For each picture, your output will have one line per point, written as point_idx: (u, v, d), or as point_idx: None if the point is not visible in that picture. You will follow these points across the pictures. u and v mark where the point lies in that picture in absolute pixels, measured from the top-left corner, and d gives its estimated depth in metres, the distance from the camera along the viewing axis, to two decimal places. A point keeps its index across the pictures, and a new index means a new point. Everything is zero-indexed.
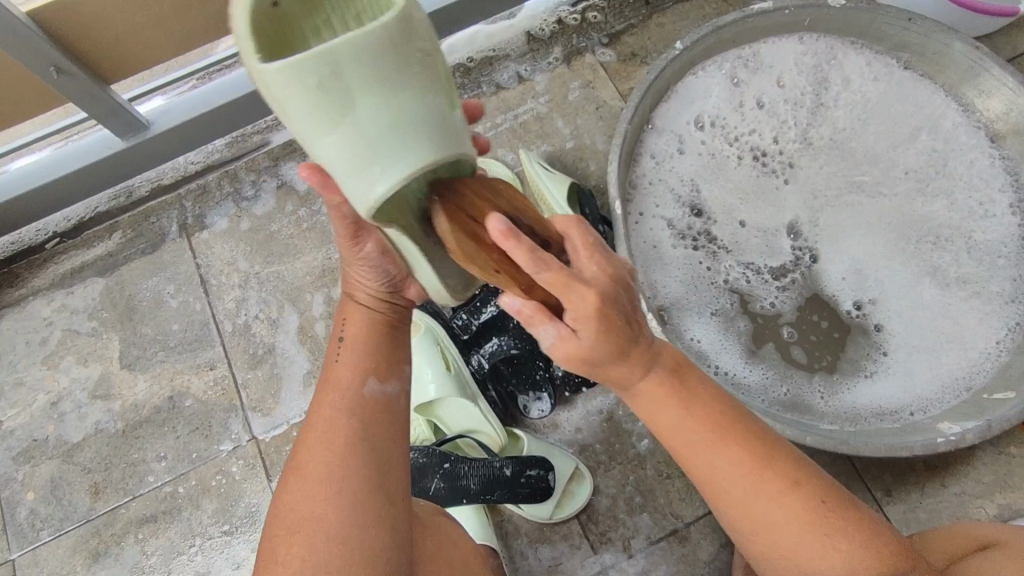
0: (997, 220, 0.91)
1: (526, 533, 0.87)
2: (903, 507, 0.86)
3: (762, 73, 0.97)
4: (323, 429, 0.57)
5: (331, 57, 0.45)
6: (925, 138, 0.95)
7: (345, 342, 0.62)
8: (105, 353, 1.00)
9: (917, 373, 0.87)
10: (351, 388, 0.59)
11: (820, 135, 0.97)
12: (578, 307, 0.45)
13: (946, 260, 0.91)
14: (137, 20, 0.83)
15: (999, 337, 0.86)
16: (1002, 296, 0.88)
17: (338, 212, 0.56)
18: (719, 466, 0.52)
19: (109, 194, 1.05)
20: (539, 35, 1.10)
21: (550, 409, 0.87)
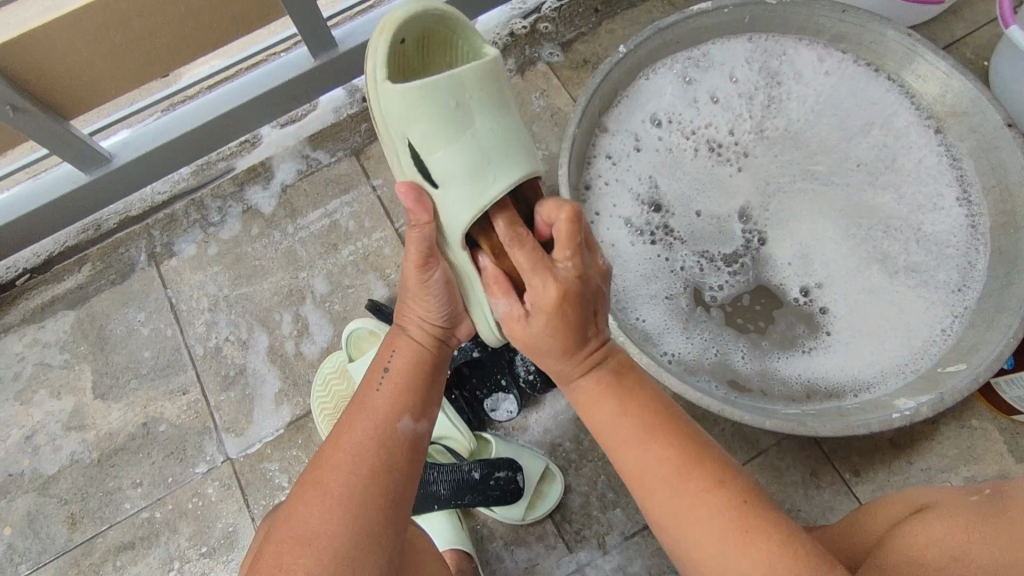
0: (944, 212, 0.93)
1: (501, 536, 0.88)
2: (871, 486, 0.87)
3: (713, 71, 1.00)
4: (344, 453, 0.56)
5: (453, 81, 0.60)
6: (877, 134, 0.97)
7: (391, 371, 0.62)
8: (78, 384, 1.00)
9: (855, 355, 0.89)
10: (387, 421, 0.58)
11: (773, 127, 0.99)
12: (538, 290, 0.56)
13: (896, 249, 0.93)
14: (89, 54, 0.86)
15: (944, 325, 0.88)
16: (948, 284, 0.90)
17: (420, 235, 0.61)
18: (645, 466, 0.54)
19: (77, 227, 1.07)
20: (493, 49, 1.13)
21: (518, 409, 0.89)
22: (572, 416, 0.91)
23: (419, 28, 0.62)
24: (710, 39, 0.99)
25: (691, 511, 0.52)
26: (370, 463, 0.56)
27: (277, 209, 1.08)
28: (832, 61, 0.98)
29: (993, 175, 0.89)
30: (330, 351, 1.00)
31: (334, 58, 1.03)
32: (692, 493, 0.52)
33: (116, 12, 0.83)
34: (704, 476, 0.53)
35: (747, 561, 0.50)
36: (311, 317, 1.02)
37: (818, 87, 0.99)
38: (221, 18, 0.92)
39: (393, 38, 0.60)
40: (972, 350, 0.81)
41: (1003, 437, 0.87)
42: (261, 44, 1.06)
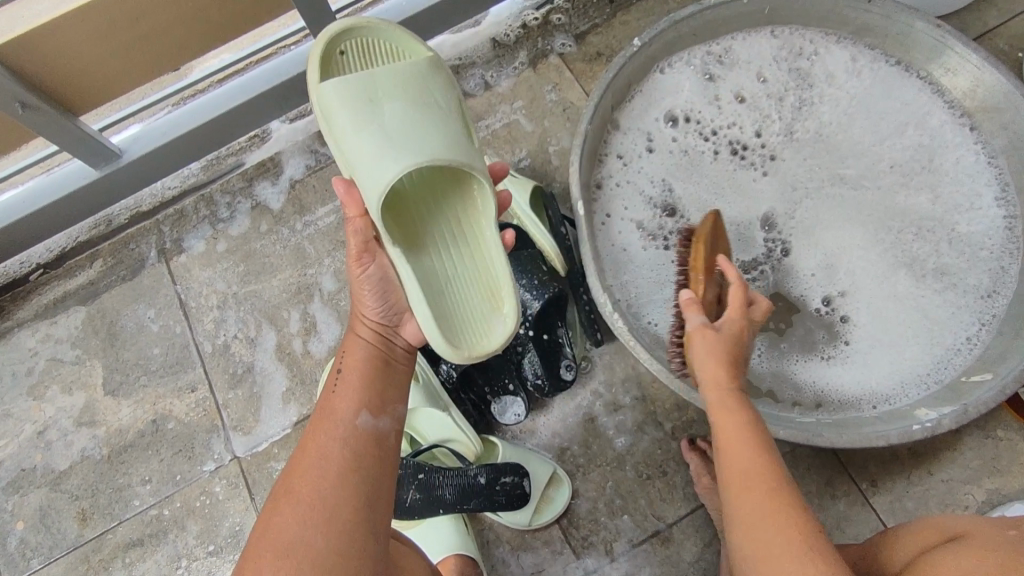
0: (982, 211, 0.89)
1: (507, 540, 0.87)
2: (889, 497, 0.84)
3: (739, 68, 0.96)
4: (310, 455, 0.58)
5: (371, 77, 0.64)
6: (912, 134, 0.93)
7: (344, 374, 0.64)
8: (89, 381, 1.01)
9: (875, 362, 0.86)
10: (345, 420, 0.60)
11: (805, 129, 0.95)
12: (733, 320, 0.64)
13: (926, 251, 0.89)
14: (97, 50, 0.85)
15: (970, 332, 0.85)
16: (979, 288, 0.87)
17: (352, 230, 0.63)
18: (752, 461, 0.57)
19: (88, 223, 1.07)
20: (504, 41, 1.10)
21: (526, 412, 0.87)
22: (580, 419, 0.89)
23: (357, 38, 0.68)
24: (729, 34, 0.96)
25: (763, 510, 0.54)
26: (336, 458, 0.58)
27: (285, 205, 1.07)
28: (865, 62, 0.94)
29: None
30: (336, 349, 0.99)
31: None
32: (758, 498, 0.55)
33: (122, 8, 0.81)
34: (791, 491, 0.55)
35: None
36: (318, 316, 1.01)
37: (853, 90, 0.95)
38: (228, 11, 0.90)
39: (329, 46, 0.67)
40: (999, 359, 0.79)
41: None
42: (273, 36, 1.04)
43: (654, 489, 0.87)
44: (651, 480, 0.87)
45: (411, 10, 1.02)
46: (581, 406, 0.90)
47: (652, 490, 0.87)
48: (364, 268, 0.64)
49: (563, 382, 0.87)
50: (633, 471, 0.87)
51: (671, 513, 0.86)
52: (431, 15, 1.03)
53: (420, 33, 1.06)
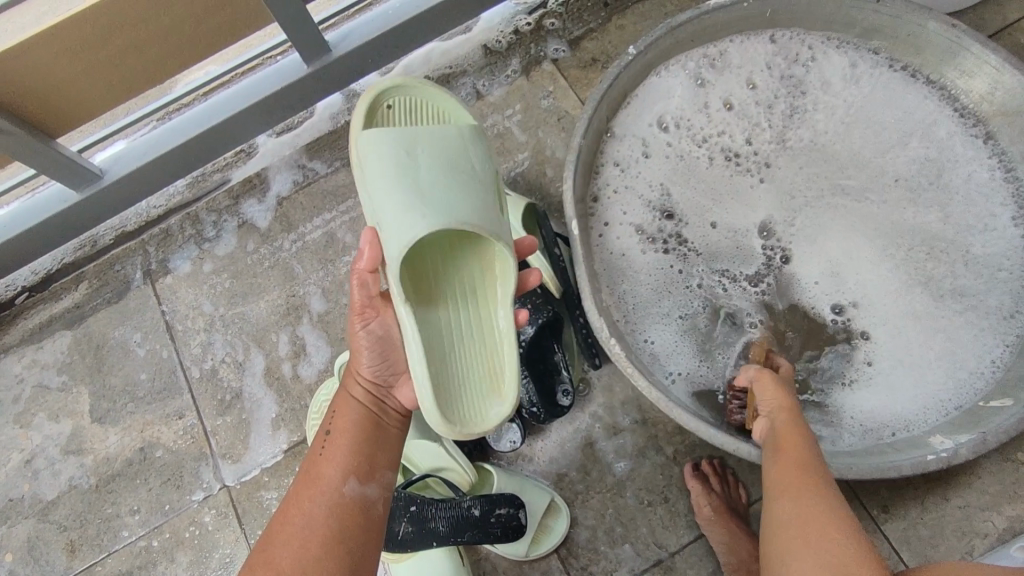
0: (997, 232, 0.85)
1: (504, 571, 0.84)
2: (902, 524, 0.80)
3: (728, 74, 0.92)
4: (296, 520, 0.58)
5: (409, 132, 0.63)
6: (916, 147, 0.89)
7: (333, 437, 0.63)
8: (75, 408, 0.99)
9: (899, 387, 0.82)
10: (331, 488, 0.59)
11: (798, 137, 0.91)
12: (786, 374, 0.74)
13: (942, 271, 0.85)
14: (69, 71, 0.82)
15: (994, 355, 0.81)
16: (1000, 310, 0.83)
17: (361, 285, 0.64)
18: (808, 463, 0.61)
19: (74, 245, 1.05)
20: (496, 48, 1.06)
21: (522, 439, 0.84)
22: (579, 444, 0.86)
23: (410, 95, 0.68)
24: (729, 36, 0.91)
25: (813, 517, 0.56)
26: (321, 525, 0.57)
27: (273, 222, 1.04)
28: (865, 68, 0.90)
29: None
30: (327, 373, 0.96)
31: (327, 65, 0.98)
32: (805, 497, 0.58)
33: (91, 30, 0.78)
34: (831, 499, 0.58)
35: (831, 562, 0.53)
36: (307, 338, 0.98)
37: (850, 97, 0.91)
38: (204, 27, 0.87)
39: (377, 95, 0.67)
40: (1020, 384, 0.75)
41: None
42: (256, 49, 1.01)
43: (656, 517, 0.84)
44: (653, 507, 0.84)
45: (396, 18, 0.98)
46: (579, 431, 0.87)
47: (653, 518, 0.84)
48: (365, 324, 0.65)
49: (559, 407, 0.84)
50: (633, 498, 0.84)
51: (673, 541, 0.83)
52: (419, 24, 0.99)
53: (408, 42, 1.02)
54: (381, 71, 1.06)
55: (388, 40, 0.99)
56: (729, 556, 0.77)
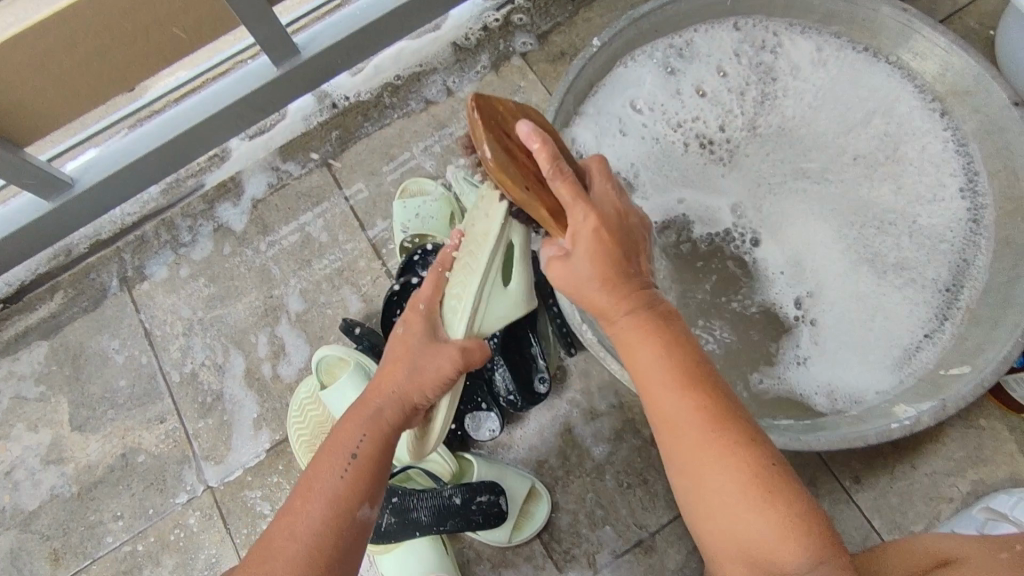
0: (944, 204, 0.87)
1: (488, 558, 0.85)
2: (873, 493, 0.83)
3: (698, 63, 0.94)
4: (293, 544, 0.51)
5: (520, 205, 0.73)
6: (879, 123, 0.91)
7: (357, 458, 0.56)
8: (55, 417, 0.98)
9: (842, 362, 0.85)
10: (348, 509, 0.54)
11: (767, 124, 0.94)
12: (579, 221, 0.57)
13: (887, 245, 0.88)
14: (36, 79, 0.83)
15: (940, 327, 0.84)
16: (939, 282, 0.85)
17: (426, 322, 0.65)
18: (679, 410, 0.52)
19: (48, 254, 1.05)
20: (465, 45, 1.08)
21: (501, 427, 0.85)
22: (557, 431, 0.88)
23: None
24: (693, 26, 0.93)
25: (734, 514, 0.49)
26: (324, 551, 0.51)
27: (249, 225, 1.04)
28: (831, 51, 0.92)
29: (998, 158, 0.83)
30: (307, 372, 0.97)
31: (298, 66, 0.99)
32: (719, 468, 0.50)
33: (59, 37, 0.79)
34: (731, 435, 0.50)
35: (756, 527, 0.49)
36: (286, 338, 0.99)
37: (818, 83, 0.93)
38: (171, 31, 0.87)
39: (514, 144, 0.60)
40: (978, 350, 0.76)
41: (1014, 437, 0.82)
42: (226, 52, 1.02)
43: (635, 498, 0.85)
44: (632, 488, 0.86)
45: (364, 18, 0.99)
46: (557, 418, 0.88)
47: (633, 500, 0.85)
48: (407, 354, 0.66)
49: (535, 396, 0.85)
50: (613, 480, 0.86)
51: (653, 521, 0.84)
52: (386, 24, 1.01)
53: (377, 41, 1.03)
54: (352, 72, 1.08)
55: (358, 40, 1.01)
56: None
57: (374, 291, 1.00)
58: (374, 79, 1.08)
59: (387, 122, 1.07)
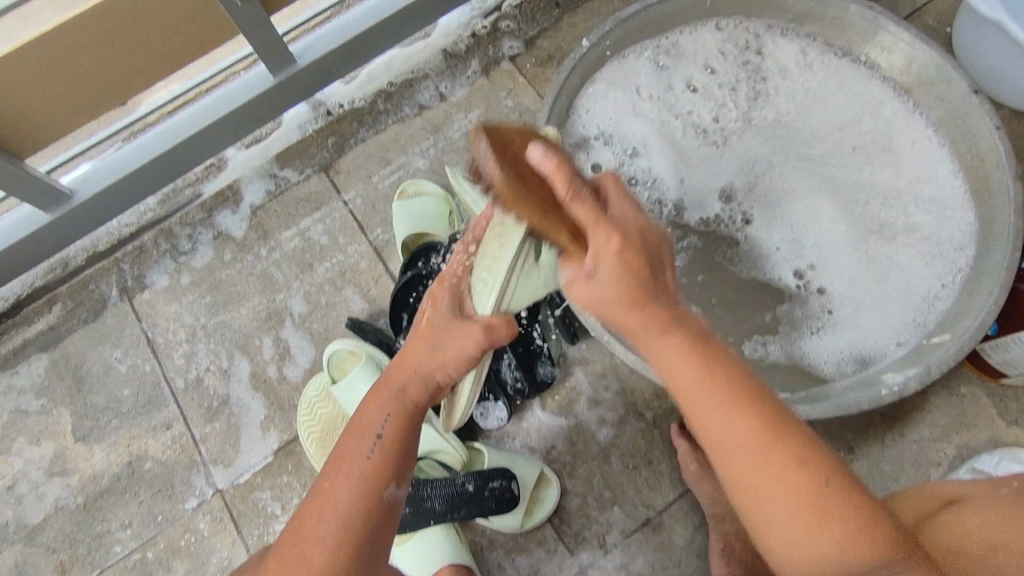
0: (940, 182, 0.91)
1: (501, 545, 0.87)
2: (867, 462, 0.87)
3: (684, 61, 0.99)
4: (323, 527, 0.52)
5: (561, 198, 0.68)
6: (870, 122, 0.95)
7: (381, 437, 0.56)
8: (57, 429, 0.98)
9: (859, 322, 0.89)
10: (374, 488, 0.54)
11: (762, 117, 0.98)
12: (602, 248, 0.51)
13: (893, 215, 0.92)
14: (39, 92, 0.84)
15: (943, 283, 0.87)
16: (952, 243, 0.88)
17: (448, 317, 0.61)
18: (731, 435, 0.49)
19: (44, 267, 1.04)
20: (455, 52, 1.11)
21: (508, 415, 0.88)
22: (563, 417, 0.90)
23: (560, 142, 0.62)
24: (677, 27, 0.98)
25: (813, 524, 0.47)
26: (352, 533, 0.52)
27: (249, 232, 1.06)
28: (814, 55, 0.97)
29: (963, 143, 0.88)
30: (312, 372, 0.98)
31: (294, 75, 1.01)
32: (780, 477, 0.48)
33: (60, 49, 0.80)
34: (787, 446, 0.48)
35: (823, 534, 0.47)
36: (291, 340, 1.00)
37: (804, 84, 0.98)
38: (170, 43, 0.89)
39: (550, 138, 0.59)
40: (956, 319, 0.81)
41: (992, 402, 0.87)
42: (219, 64, 1.01)
43: (641, 479, 0.88)
44: (637, 469, 0.88)
45: (357, 28, 1.02)
46: (562, 405, 0.91)
47: (639, 480, 0.88)
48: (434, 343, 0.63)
49: (541, 382, 0.88)
50: (619, 463, 0.89)
51: (659, 500, 0.87)
52: (379, 33, 1.04)
53: (370, 49, 1.06)
54: (345, 80, 1.10)
55: (351, 48, 1.03)
56: (716, 508, 0.82)
57: (376, 291, 1.02)
58: (369, 87, 1.10)
59: (383, 127, 1.10)
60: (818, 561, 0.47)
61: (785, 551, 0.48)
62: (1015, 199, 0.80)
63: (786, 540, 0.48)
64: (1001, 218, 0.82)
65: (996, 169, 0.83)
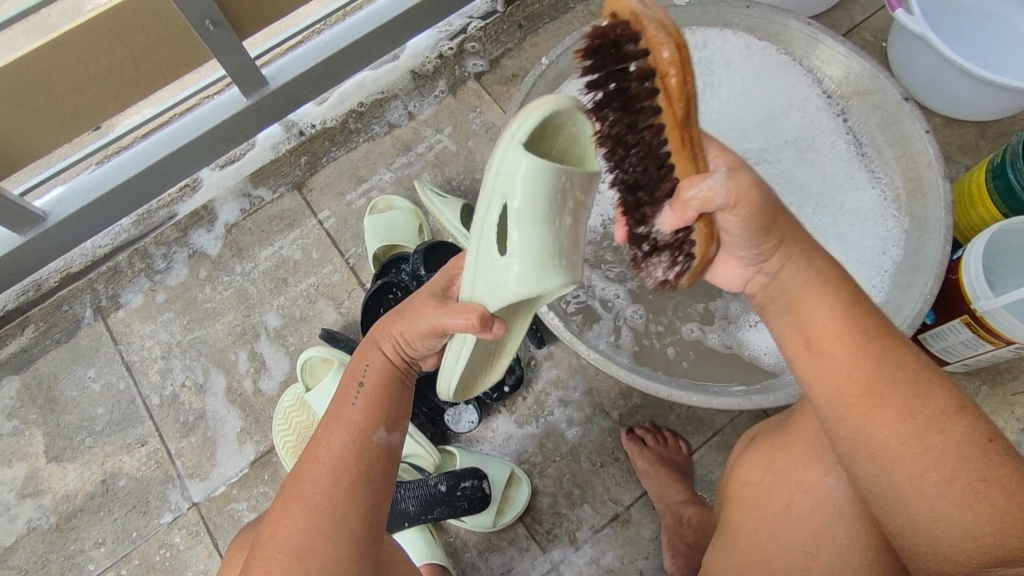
0: (861, 189, 1.00)
1: (474, 545, 0.89)
2: None
3: None
4: (316, 468, 0.53)
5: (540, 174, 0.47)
6: (795, 116, 1.05)
7: (365, 387, 0.57)
8: (29, 450, 0.98)
9: None
10: (363, 431, 0.55)
11: (708, 118, 1.07)
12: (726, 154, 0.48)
13: (826, 222, 1.01)
14: (12, 113, 0.86)
15: (876, 281, 0.94)
16: (874, 249, 0.96)
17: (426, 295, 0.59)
18: (853, 366, 0.48)
19: (17, 290, 1.05)
20: (423, 72, 1.15)
21: (479, 418, 0.91)
22: (532, 419, 0.93)
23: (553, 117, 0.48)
24: None
25: (938, 481, 0.45)
26: (345, 473, 0.52)
27: (223, 249, 1.08)
28: (758, 50, 1.03)
29: (899, 146, 0.94)
30: (287, 384, 1.00)
31: (265, 96, 1.05)
32: (908, 430, 0.46)
33: (33, 73, 0.83)
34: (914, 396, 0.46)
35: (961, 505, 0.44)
36: (266, 353, 1.02)
37: (744, 82, 1.06)
38: (142, 68, 0.92)
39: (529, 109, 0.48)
40: (896, 310, 0.85)
41: None
42: (191, 88, 1.04)
43: (610, 476, 0.90)
44: (605, 467, 0.91)
45: (327, 51, 1.06)
46: (532, 406, 0.93)
47: (607, 478, 0.90)
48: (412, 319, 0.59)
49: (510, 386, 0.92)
50: (588, 461, 0.91)
51: (627, 496, 0.90)
52: (348, 55, 1.08)
53: (340, 70, 1.10)
54: (317, 101, 1.13)
55: (321, 70, 1.07)
56: (660, 503, 0.84)
57: (349, 304, 1.05)
58: (339, 107, 1.14)
59: (354, 145, 1.14)
60: (937, 519, 0.45)
61: (929, 539, 0.45)
62: (945, 197, 0.86)
63: (913, 492, 0.46)
64: (932, 214, 0.87)
65: (927, 170, 0.89)
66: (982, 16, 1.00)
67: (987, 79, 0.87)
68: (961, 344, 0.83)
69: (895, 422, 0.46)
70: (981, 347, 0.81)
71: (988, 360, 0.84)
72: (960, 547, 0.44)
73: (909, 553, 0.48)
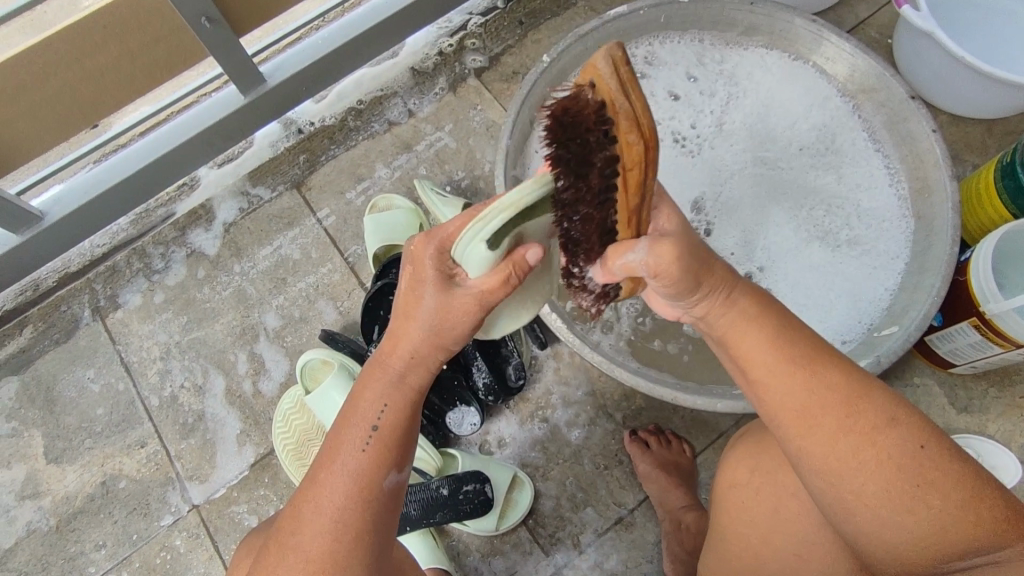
0: (878, 188, 0.97)
1: (477, 549, 0.89)
2: None
3: (666, 69, 1.03)
4: (321, 518, 0.51)
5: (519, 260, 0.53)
6: (816, 117, 1.01)
7: (378, 427, 0.53)
8: (28, 451, 0.98)
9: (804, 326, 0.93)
10: (373, 478, 0.52)
11: (732, 122, 1.03)
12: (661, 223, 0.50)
13: (838, 224, 0.97)
14: (8, 113, 0.85)
15: (883, 284, 0.92)
16: (887, 253, 0.93)
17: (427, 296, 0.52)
18: (793, 399, 0.50)
19: (15, 290, 1.04)
20: (423, 69, 1.14)
21: (481, 420, 0.89)
22: (534, 421, 0.92)
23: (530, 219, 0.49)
24: (652, 35, 1.02)
25: (889, 495, 0.47)
26: (351, 525, 0.51)
27: (222, 249, 1.07)
28: (773, 60, 1.02)
29: (906, 145, 0.93)
30: (287, 385, 0.99)
31: (264, 94, 1.03)
32: (856, 450, 0.48)
33: (28, 72, 0.81)
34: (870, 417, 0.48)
35: (912, 516, 0.47)
36: (266, 354, 1.01)
37: (768, 86, 1.03)
38: (139, 65, 0.90)
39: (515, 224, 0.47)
40: (903, 312, 0.84)
41: (943, 392, 0.91)
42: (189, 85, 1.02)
43: (613, 479, 0.90)
44: (609, 470, 0.90)
45: (325, 48, 1.05)
46: (535, 408, 0.93)
47: (611, 480, 0.90)
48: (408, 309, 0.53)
49: (511, 389, 0.91)
50: (591, 464, 0.91)
51: (630, 499, 0.89)
52: (346, 52, 1.07)
53: (338, 67, 1.09)
54: (316, 98, 1.13)
55: (320, 67, 1.06)
56: (660, 507, 0.84)
57: (349, 304, 1.04)
58: (338, 106, 1.13)
59: (353, 143, 1.12)
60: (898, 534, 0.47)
61: (888, 544, 0.49)
62: (952, 197, 0.85)
63: (868, 508, 0.48)
64: (939, 215, 0.86)
65: (934, 169, 0.88)
66: (992, 12, 0.98)
67: (995, 76, 0.86)
68: (969, 346, 0.83)
69: (841, 443, 0.49)
70: (989, 350, 0.80)
71: (996, 363, 0.83)
72: (916, 550, 0.47)
73: (870, 557, 0.51)
